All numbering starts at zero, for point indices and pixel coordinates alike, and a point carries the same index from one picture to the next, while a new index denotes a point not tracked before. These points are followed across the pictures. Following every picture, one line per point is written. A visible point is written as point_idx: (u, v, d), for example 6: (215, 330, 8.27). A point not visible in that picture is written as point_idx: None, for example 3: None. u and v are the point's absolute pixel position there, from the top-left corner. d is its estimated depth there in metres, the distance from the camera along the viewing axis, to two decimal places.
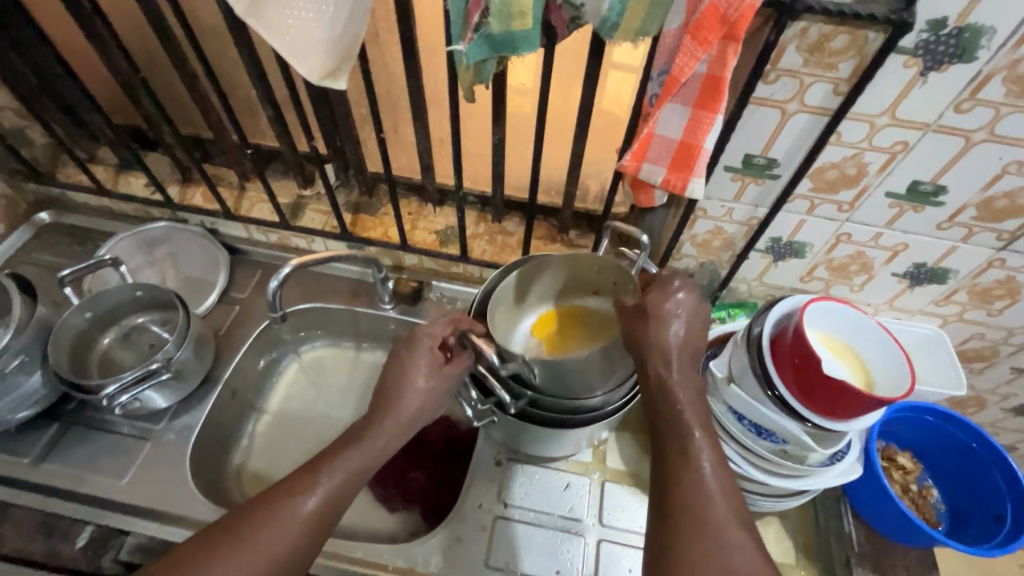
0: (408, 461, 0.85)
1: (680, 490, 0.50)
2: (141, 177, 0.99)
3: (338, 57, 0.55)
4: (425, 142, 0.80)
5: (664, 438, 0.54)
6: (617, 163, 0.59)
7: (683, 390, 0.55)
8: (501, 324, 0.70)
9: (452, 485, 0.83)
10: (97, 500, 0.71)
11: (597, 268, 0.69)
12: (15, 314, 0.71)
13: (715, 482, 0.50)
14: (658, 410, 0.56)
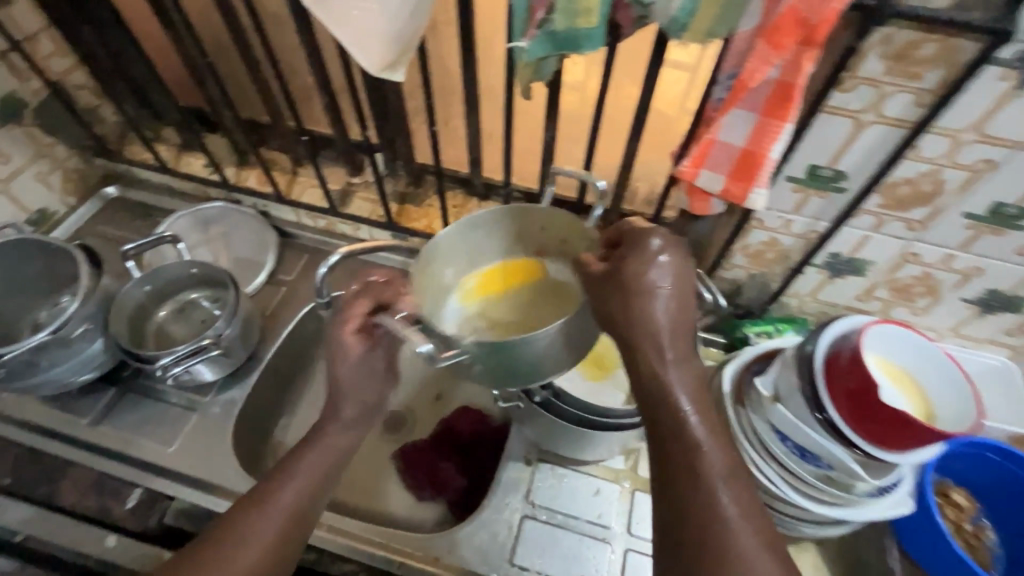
0: (439, 452, 0.85)
1: (684, 510, 0.44)
2: (200, 158, 1.03)
3: (400, 50, 0.55)
4: (476, 136, 0.80)
5: (660, 448, 0.48)
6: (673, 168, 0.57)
7: (679, 385, 0.48)
8: (432, 292, 0.63)
9: (482, 481, 0.82)
10: (146, 464, 0.75)
11: (543, 225, 0.63)
12: (83, 283, 0.74)
13: (733, 504, 0.44)
14: (655, 416, 0.49)
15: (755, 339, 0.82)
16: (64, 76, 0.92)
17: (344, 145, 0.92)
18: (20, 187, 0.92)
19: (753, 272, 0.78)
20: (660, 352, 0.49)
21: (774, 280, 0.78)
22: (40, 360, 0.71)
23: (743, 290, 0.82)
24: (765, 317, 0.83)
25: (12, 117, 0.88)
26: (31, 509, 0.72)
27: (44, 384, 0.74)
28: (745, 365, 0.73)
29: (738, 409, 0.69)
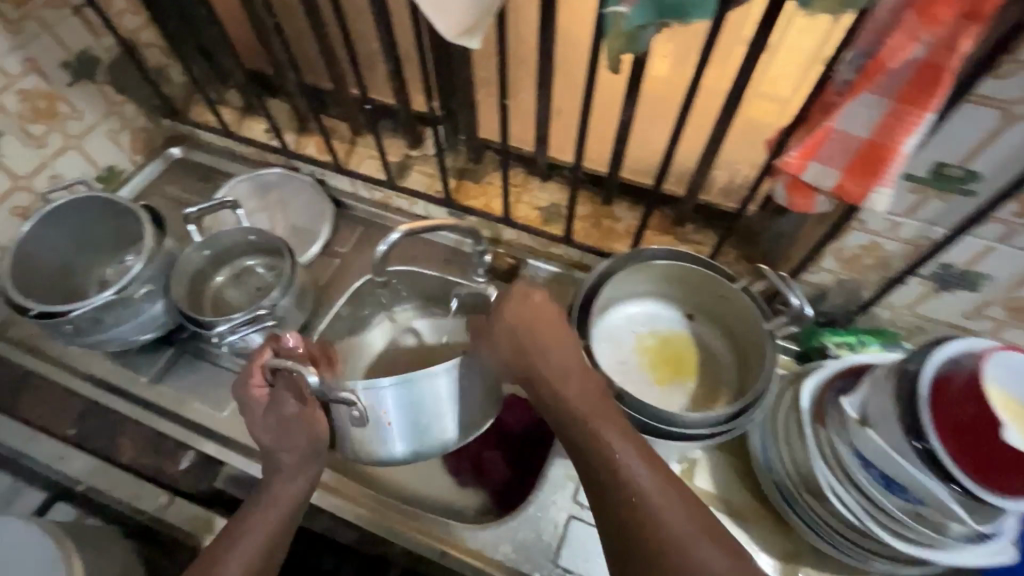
0: (485, 443, 0.80)
1: (622, 520, 0.49)
2: (262, 123, 1.02)
3: (480, 15, 0.51)
4: (545, 113, 0.75)
5: (582, 458, 0.53)
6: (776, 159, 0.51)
7: (574, 390, 0.56)
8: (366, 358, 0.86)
9: (529, 475, 0.78)
10: (200, 427, 0.76)
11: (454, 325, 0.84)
12: (147, 244, 0.75)
13: (652, 484, 0.50)
14: (570, 431, 0.54)
15: (836, 350, 0.75)
16: (136, 34, 0.92)
17: (405, 116, 0.88)
18: (92, 144, 0.94)
19: (843, 278, 0.70)
20: (574, 392, 0.56)
21: (867, 289, 0.70)
22: (105, 318, 0.72)
23: (828, 296, 0.74)
24: (849, 327, 0.75)
25: (86, 74, 0.89)
26: (93, 461, 0.74)
27: (108, 341, 0.75)
28: (828, 380, 0.66)
29: (817, 428, 0.63)
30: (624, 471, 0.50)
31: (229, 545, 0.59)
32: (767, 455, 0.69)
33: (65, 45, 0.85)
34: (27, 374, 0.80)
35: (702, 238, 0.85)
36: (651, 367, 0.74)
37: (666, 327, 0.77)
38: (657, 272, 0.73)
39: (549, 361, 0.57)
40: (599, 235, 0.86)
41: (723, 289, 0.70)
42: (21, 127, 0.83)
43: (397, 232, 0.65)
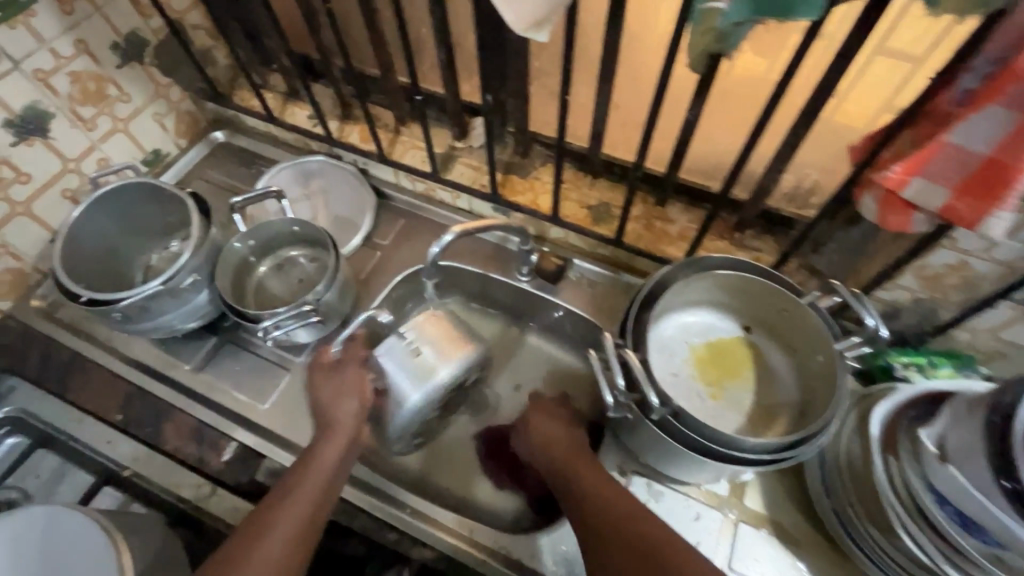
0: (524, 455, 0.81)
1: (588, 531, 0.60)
2: (305, 109, 1.00)
3: (556, 7, 0.47)
4: (604, 109, 0.71)
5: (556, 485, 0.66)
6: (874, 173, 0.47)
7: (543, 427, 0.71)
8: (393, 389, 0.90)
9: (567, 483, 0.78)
10: (243, 419, 0.77)
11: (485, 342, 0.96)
12: (194, 233, 0.74)
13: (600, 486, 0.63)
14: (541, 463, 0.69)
15: (904, 371, 0.70)
16: (183, 15, 0.91)
17: (453, 107, 0.85)
18: (138, 127, 0.93)
19: (921, 297, 0.65)
20: (560, 446, 0.68)
21: (946, 310, 0.65)
22: (153, 307, 0.72)
23: (901, 314, 0.69)
24: (920, 348, 0.71)
25: (134, 56, 0.88)
26: (138, 447, 0.75)
27: (156, 329, 0.76)
28: (900, 408, 0.62)
29: (888, 458, 0.60)
30: (583, 483, 0.63)
31: (283, 506, 0.60)
32: (827, 482, 0.66)
33: (115, 26, 0.84)
34: (76, 357, 0.81)
35: (760, 245, 0.81)
36: (705, 380, 0.70)
37: (721, 338, 0.73)
38: (715, 282, 0.69)
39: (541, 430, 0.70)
40: (650, 238, 0.83)
41: (789, 305, 0.65)
42: (72, 109, 0.83)
43: (449, 235, 0.64)
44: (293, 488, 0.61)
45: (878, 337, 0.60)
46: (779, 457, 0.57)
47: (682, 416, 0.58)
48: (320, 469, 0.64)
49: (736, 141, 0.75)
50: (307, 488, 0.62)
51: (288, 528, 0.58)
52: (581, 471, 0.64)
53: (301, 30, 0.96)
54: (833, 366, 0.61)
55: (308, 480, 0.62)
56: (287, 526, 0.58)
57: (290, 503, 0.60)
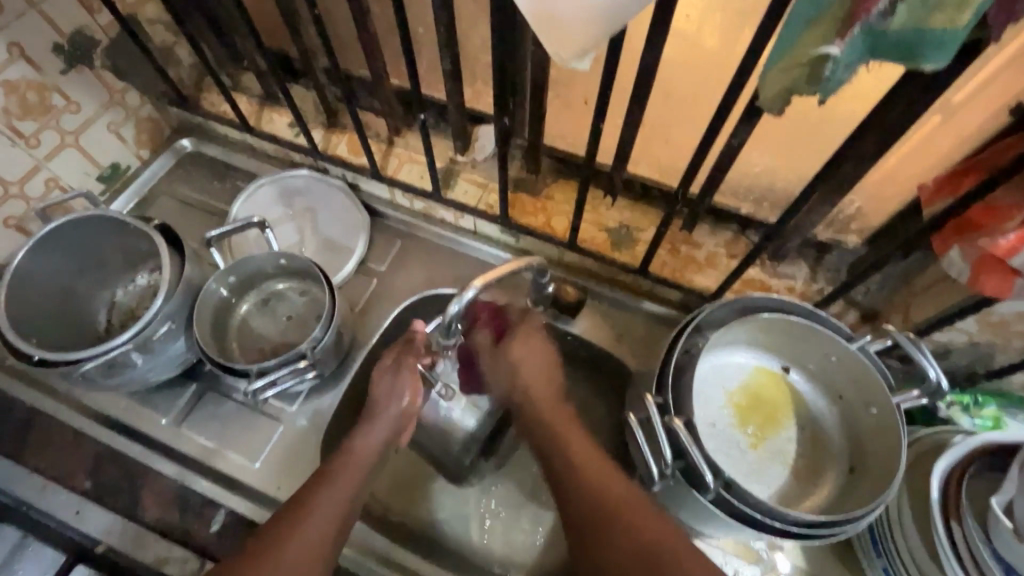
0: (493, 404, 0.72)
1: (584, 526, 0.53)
2: (284, 115, 0.89)
3: (606, 37, 0.40)
4: (634, 131, 0.63)
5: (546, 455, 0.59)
6: (981, 236, 0.43)
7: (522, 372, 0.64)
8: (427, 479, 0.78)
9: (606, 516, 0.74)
10: (232, 480, 0.69)
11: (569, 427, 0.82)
12: (164, 276, 0.64)
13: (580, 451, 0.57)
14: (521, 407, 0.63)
15: (949, 414, 0.66)
16: (137, 9, 0.78)
17: (457, 118, 0.76)
18: (91, 140, 0.81)
19: (979, 338, 0.60)
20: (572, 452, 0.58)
21: (1003, 354, 0.61)
22: (122, 361, 0.63)
23: (951, 354, 0.65)
24: (966, 386, 0.66)
25: (82, 59, 0.76)
26: (112, 518, 0.66)
27: (127, 383, 0.67)
28: (960, 462, 0.57)
29: (949, 525, 0.55)
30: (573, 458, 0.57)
31: (323, 493, 0.56)
32: (877, 535, 0.63)
33: (56, 25, 0.71)
34: (35, 413, 0.72)
35: (795, 272, 0.74)
36: (745, 428, 0.65)
37: (759, 380, 0.67)
38: (756, 325, 0.63)
39: (524, 365, 0.64)
40: (676, 264, 0.76)
41: (838, 351, 0.60)
42: (10, 125, 0.71)
43: (471, 288, 0.57)
44: (332, 474, 0.58)
45: (939, 389, 0.54)
46: (832, 530, 0.53)
47: (735, 488, 0.53)
48: (362, 460, 0.59)
49: (776, 162, 0.68)
50: (348, 476, 0.58)
51: (328, 519, 0.54)
52: (572, 442, 0.58)
53: (276, 25, 0.83)
54: (890, 420, 0.57)
55: (352, 464, 0.58)
56: (325, 514, 0.54)
57: (330, 495, 0.56)
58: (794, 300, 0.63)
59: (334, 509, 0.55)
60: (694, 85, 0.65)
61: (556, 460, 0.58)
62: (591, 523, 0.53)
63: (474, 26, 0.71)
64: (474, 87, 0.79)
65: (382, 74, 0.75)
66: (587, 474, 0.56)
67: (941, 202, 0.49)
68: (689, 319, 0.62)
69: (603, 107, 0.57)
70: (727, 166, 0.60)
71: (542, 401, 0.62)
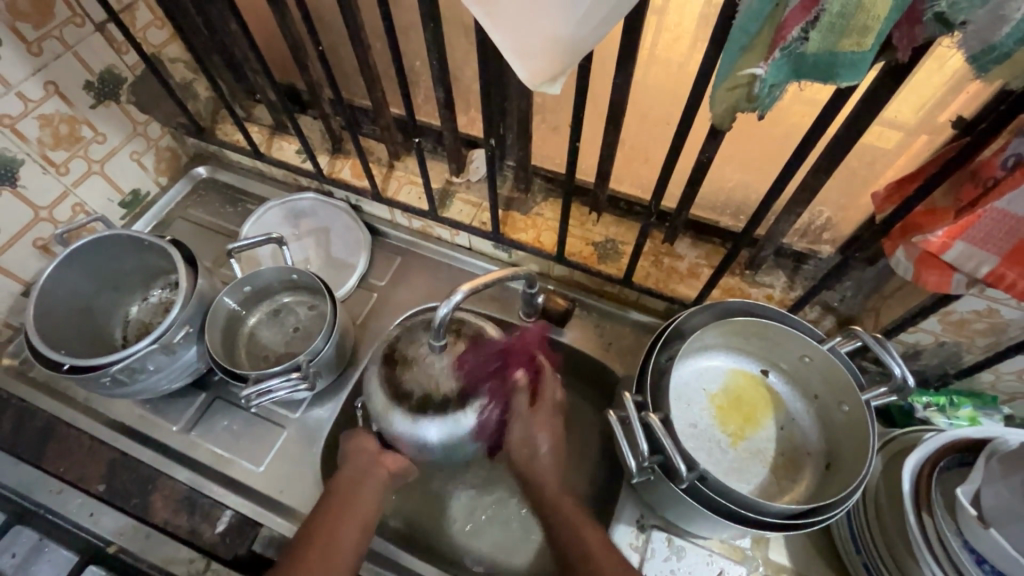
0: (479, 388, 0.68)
1: None
2: (293, 142, 0.95)
3: (572, 66, 0.45)
4: (612, 149, 0.68)
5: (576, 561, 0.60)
6: (917, 235, 0.46)
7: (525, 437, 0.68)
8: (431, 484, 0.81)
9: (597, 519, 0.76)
10: (238, 483, 0.73)
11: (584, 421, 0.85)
12: (181, 286, 0.69)
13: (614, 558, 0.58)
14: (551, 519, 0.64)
15: (923, 413, 0.68)
16: (160, 49, 0.86)
17: (451, 143, 0.81)
18: (115, 168, 0.88)
19: (945, 338, 0.63)
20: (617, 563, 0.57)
21: (969, 353, 0.64)
22: (139, 368, 0.68)
23: (922, 355, 0.68)
24: (940, 387, 0.69)
25: (109, 94, 0.83)
26: (123, 520, 0.69)
27: (142, 390, 0.71)
28: (931, 457, 0.59)
29: (921, 517, 0.57)
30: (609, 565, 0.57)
31: (345, 516, 0.62)
32: (856, 532, 0.65)
33: (88, 64, 0.79)
34: (54, 421, 0.76)
35: (772, 281, 0.78)
36: (725, 428, 0.68)
37: (737, 383, 0.70)
38: (735, 328, 0.66)
39: (528, 454, 0.68)
40: (659, 275, 0.80)
41: (810, 352, 0.63)
42: (43, 154, 0.78)
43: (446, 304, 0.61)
44: (353, 500, 0.64)
45: (905, 385, 0.56)
46: (806, 521, 0.55)
47: (709, 480, 0.56)
48: (365, 495, 0.65)
49: (748, 176, 0.73)
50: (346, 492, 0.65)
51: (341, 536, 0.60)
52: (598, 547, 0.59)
53: (285, 60, 0.90)
54: (862, 418, 0.59)
55: (364, 497, 0.65)
56: (338, 536, 0.60)
57: (347, 520, 0.62)
58: (768, 304, 0.67)
59: (353, 532, 0.61)
60: (668, 106, 0.71)
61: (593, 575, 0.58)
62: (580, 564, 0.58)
63: (466, 59, 0.78)
64: (467, 114, 0.85)
65: (383, 104, 0.81)
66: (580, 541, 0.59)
67: (890, 207, 0.52)
68: (669, 322, 0.65)
69: (580, 127, 0.62)
70: (698, 181, 0.65)
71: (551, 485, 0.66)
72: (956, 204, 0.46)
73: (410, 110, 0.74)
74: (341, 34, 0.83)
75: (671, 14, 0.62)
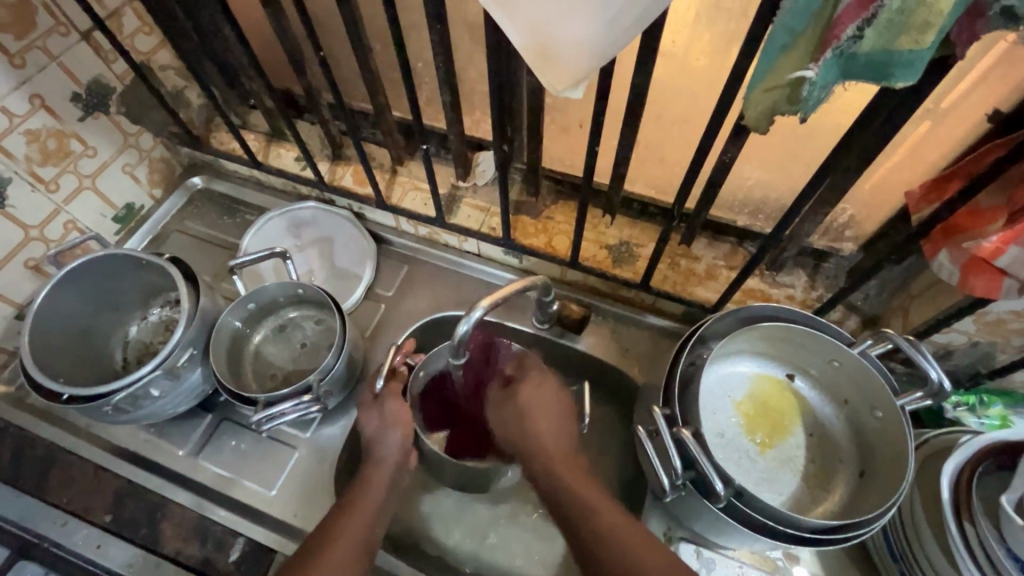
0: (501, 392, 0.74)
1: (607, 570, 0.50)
2: (291, 149, 0.92)
3: (597, 70, 0.42)
4: (628, 149, 0.65)
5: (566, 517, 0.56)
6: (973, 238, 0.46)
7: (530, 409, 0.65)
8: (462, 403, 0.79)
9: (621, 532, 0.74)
10: (250, 507, 0.71)
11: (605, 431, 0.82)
12: (183, 306, 0.66)
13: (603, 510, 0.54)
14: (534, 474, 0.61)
15: (954, 413, 0.66)
16: (150, 56, 0.82)
17: (457, 145, 0.78)
18: (107, 182, 0.85)
19: (979, 338, 0.62)
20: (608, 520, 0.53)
21: (1004, 353, 0.62)
22: (143, 394, 0.65)
23: (953, 355, 0.66)
24: (970, 386, 0.66)
25: (98, 105, 0.79)
26: (133, 551, 0.67)
27: (147, 415, 0.68)
28: (970, 461, 0.57)
29: (963, 525, 0.54)
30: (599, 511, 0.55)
31: (347, 519, 0.58)
32: (891, 537, 0.63)
33: (74, 75, 0.75)
34: (56, 450, 0.74)
35: (794, 281, 0.75)
36: (752, 436, 0.66)
37: (763, 388, 0.68)
38: (761, 334, 0.64)
39: (526, 423, 0.64)
40: (677, 277, 0.78)
41: (840, 357, 0.60)
42: (31, 171, 0.74)
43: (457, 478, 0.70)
44: (354, 503, 0.60)
45: (942, 390, 0.54)
46: (844, 536, 0.53)
47: (745, 496, 0.54)
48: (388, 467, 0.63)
49: (769, 175, 0.70)
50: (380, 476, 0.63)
51: (366, 516, 0.59)
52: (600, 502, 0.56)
53: (279, 63, 0.86)
54: (899, 426, 0.57)
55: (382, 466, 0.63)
56: (357, 530, 0.57)
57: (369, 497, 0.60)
58: (794, 308, 0.64)
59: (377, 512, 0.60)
60: (684, 105, 0.68)
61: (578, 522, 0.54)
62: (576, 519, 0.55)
63: (471, 59, 0.75)
64: (472, 116, 0.82)
65: (385, 107, 0.78)
66: (603, 516, 0.53)
67: (928, 206, 0.53)
68: (696, 328, 0.63)
69: (598, 129, 0.59)
70: (722, 181, 0.62)
71: (551, 451, 0.62)
72: (1004, 207, 0.46)
73: (415, 114, 0.71)
74: (338, 36, 0.79)
75: (690, 8, 0.59)
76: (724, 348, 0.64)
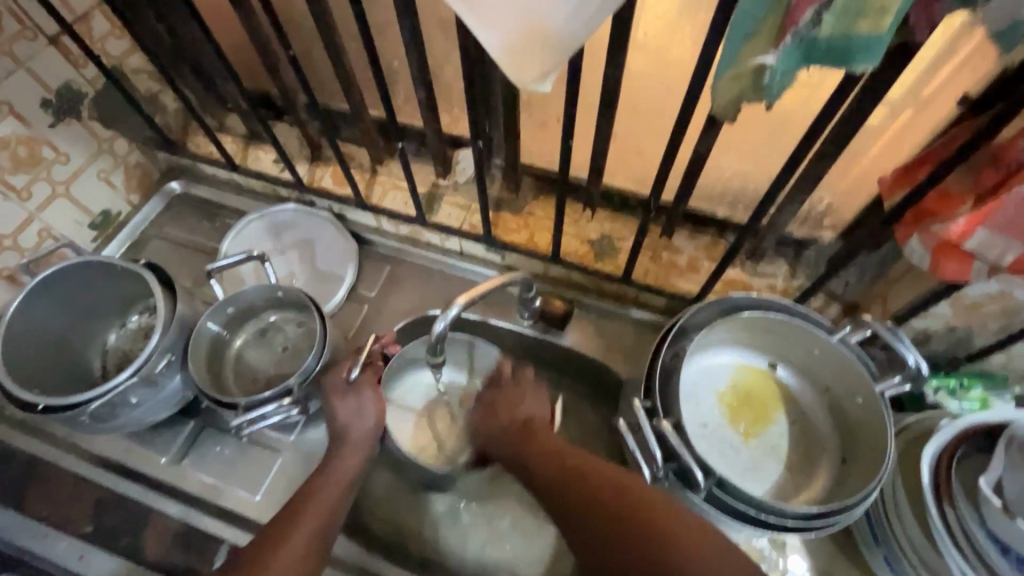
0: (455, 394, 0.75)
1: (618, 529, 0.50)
2: (269, 151, 0.91)
3: (564, 61, 0.41)
4: (603, 143, 0.65)
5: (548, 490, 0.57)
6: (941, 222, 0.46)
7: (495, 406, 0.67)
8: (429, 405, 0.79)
9: None
10: (234, 514, 0.70)
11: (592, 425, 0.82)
12: (159, 312, 0.66)
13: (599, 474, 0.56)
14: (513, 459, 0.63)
15: (933, 398, 0.67)
16: (122, 61, 0.81)
17: (435, 143, 0.78)
18: (82, 189, 0.83)
19: (955, 323, 0.62)
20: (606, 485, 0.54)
21: (981, 336, 0.62)
22: (121, 403, 0.64)
23: (932, 340, 0.66)
24: (949, 370, 0.67)
25: (69, 112, 0.78)
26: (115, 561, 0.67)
27: (127, 423, 0.67)
28: (948, 446, 0.57)
29: (943, 508, 0.55)
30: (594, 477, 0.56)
31: (307, 509, 0.58)
32: (873, 522, 0.63)
33: (44, 82, 0.74)
34: (36, 461, 0.73)
35: (774, 271, 0.75)
36: (736, 425, 0.66)
37: (745, 378, 0.68)
38: (742, 324, 0.64)
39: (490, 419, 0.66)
40: (659, 270, 0.78)
41: (821, 344, 0.61)
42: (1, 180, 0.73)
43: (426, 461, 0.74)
44: (313, 492, 0.60)
45: (920, 374, 0.54)
46: (825, 522, 0.53)
47: (727, 485, 0.54)
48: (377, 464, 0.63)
49: (746, 166, 0.70)
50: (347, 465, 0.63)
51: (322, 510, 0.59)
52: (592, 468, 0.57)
53: (254, 64, 0.85)
54: (879, 411, 0.57)
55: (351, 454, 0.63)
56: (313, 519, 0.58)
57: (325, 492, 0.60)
58: (774, 297, 0.64)
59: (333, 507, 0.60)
60: (660, 97, 0.68)
61: (563, 489, 0.56)
62: (564, 487, 0.56)
63: (446, 56, 0.75)
64: (450, 113, 0.82)
65: (361, 107, 0.77)
66: (593, 476, 0.55)
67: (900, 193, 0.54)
68: (678, 320, 0.63)
69: (571, 123, 0.59)
70: (698, 173, 0.62)
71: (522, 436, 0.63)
72: (971, 191, 0.46)
73: (391, 113, 0.71)
74: (312, 36, 0.79)
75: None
76: (705, 340, 0.64)
